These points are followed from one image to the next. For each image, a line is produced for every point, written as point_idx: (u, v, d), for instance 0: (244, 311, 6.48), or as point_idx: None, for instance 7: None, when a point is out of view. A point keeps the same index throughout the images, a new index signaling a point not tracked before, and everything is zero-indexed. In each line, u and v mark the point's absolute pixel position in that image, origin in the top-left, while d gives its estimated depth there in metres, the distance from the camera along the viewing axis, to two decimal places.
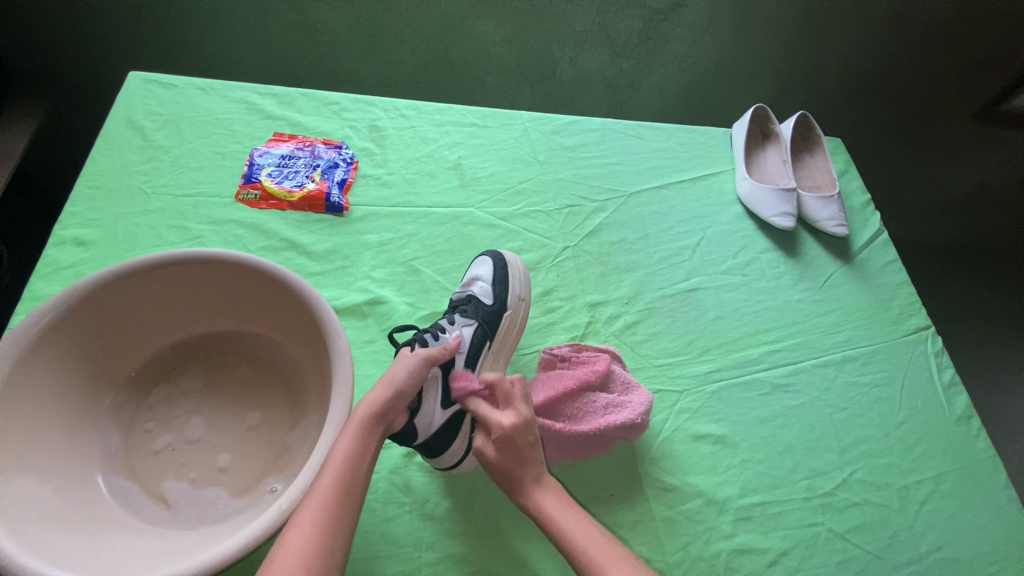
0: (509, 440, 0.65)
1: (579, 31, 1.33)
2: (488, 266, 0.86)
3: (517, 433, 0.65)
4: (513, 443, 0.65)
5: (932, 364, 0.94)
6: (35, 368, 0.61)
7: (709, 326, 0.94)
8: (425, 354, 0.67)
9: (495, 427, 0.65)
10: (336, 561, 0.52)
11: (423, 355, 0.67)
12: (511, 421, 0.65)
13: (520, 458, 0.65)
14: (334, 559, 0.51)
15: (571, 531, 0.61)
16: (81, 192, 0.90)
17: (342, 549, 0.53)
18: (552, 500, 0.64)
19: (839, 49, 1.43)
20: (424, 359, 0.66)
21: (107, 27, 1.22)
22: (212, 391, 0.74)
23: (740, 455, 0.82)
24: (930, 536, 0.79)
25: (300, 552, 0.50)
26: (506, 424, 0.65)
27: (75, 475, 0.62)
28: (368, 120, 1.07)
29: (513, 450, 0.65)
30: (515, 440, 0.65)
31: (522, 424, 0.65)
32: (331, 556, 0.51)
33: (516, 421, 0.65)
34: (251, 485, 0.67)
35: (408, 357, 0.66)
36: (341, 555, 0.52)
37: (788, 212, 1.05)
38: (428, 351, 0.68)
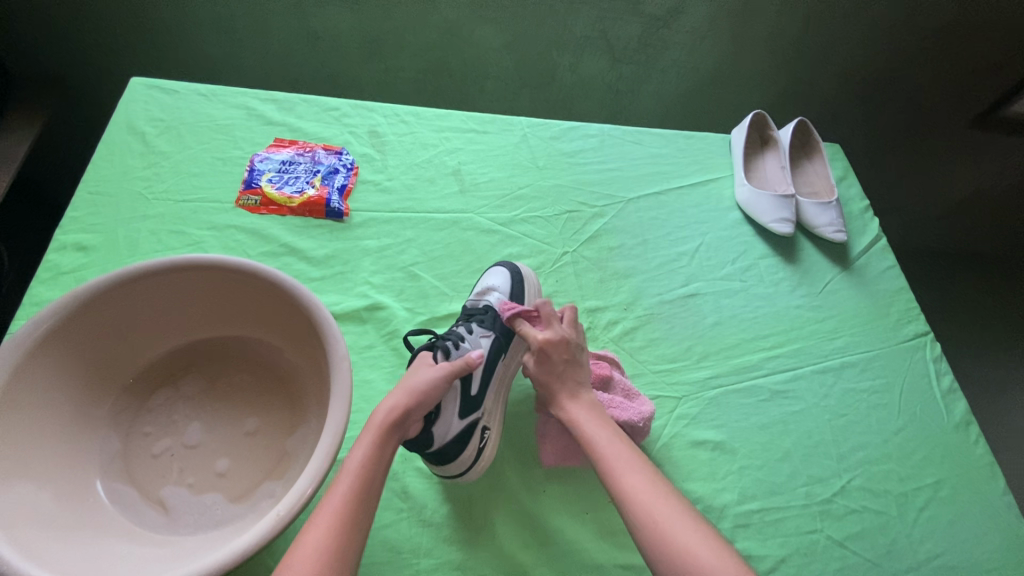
0: (546, 354, 0.71)
1: (578, 36, 1.33)
2: (500, 277, 0.86)
3: (552, 348, 0.71)
4: (551, 360, 0.71)
5: (931, 370, 0.94)
6: (36, 374, 0.61)
7: (707, 332, 0.94)
8: (449, 366, 0.67)
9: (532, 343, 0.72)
10: (349, 565, 0.52)
11: (447, 367, 0.67)
12: (546, 337, 0.71)
13: (556, 372, 0.71)
14: (347, 563, 0.52)
15: (598, 439, 0.66)
16: (82, 198, 0.90)
17: (356, 553, 0.53)
18: (589, 416, 0.68)
19: (836, 55, 1.44)
20: (448, 370, 0.66)
21: (108, 34, 1.23)
22: (213, 396, 0.74)
23: (739, 462, 0.82)
24: (929, 543, 0.79)
25: (314, 555, 0.50)
26: (542, 340, 0.71)
27: (73, 479, 0.62)
28: (368, 126, 1.08)
29: (552, 367, 0.71)
30: (550, 353, 0.71)
31: (559, 340, 0.71)
32: (345, 561, 0.52)
33: (554, 337, 0.71)
34: (249, 491, 0.67)
35: (432, 367, 0.67)
36: (354, 560, 0.53)
37: (787, 218, 1.05)
38: (452, 363, 0.68)
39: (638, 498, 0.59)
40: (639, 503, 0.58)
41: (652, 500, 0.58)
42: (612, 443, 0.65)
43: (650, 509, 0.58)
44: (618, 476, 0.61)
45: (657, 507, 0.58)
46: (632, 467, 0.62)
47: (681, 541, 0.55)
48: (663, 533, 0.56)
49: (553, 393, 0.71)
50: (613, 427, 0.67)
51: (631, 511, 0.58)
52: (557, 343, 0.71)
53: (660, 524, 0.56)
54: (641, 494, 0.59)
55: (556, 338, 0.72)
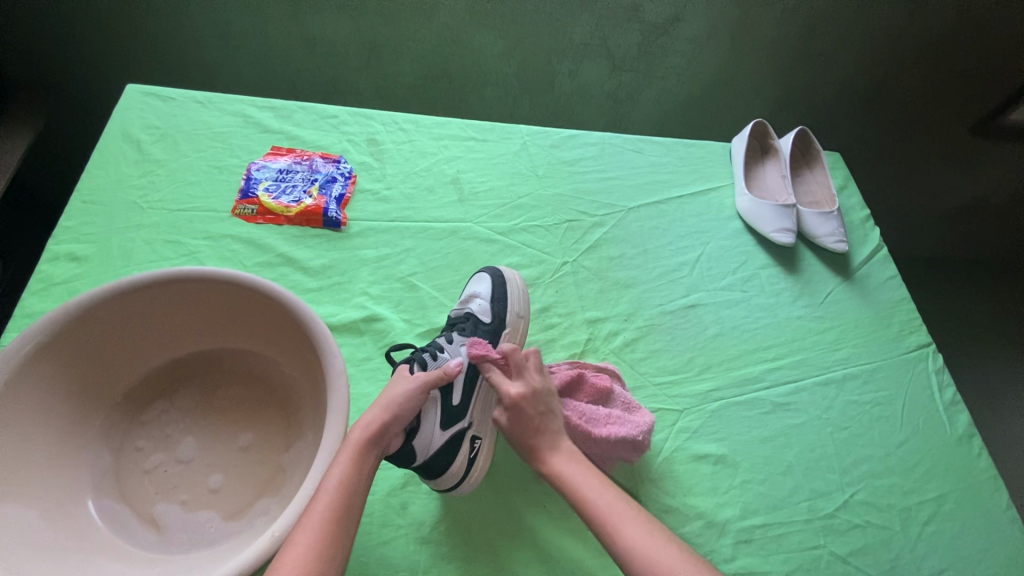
0: (519, 409, 0.68)
1: (579, 43, 1.33)
2: (485, 283, 0.85)
3: (526, 403, 0.68)
4: (524, 414, 0.68)
5: (933, 382, 0.93)
6: (25, 390, 0.60)
7: (707, 343, 0.93)
8: (425, 378, 0.66)
9: (504, 396, 0.68)
10: None
11: (422, 379, 0.66)
12: (518, 392, 0.68)
13: (532, 427, 0.68)
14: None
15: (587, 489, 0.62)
16: (76, 207, 0.89)
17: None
18: (572, 466, 0.65)
19: (837, 64, 1.43)
20: (424, 382, 0.65)
21: (104, 39, 1.22)
22: (207, 410, 0.73)
23: (741, 476, 0.81)
24: (932, 559, 0.78)
25: None
26: (514, 396, 0.68)
27: (64, 497, 0.61)
28: (367, 134, 1.07)
29: (525, 422, 0.68)
30: (525, 410, 0.68)
31: (530, 394, 0.68)
32: None
33: (524, 391, 0.68)
34: (243, 508, 0.65)
35: (408, 380, 0.66)
36: None
37: (787, 228, 1.04)
38: (428, 375, 0.67)
39: (640, 548, 0.56)
40: (638, 549, 0.56)
41: (657, 550, 0.56)
42: (599, 493, 0.62)
43: (652, 557, 0.55)
44: (613, 526, 0.59)
45: (659, 557, 0.55)
46: (624, 515, 0.59)
47: None
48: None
49: (529, 448, 0.68)
50: (596, 473, 0.65)
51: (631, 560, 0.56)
52: (528, 396, 0.68)
53: (666, 571, 0.54)
54: (638, 542, 0.57)
55: (527, 391, 0.69)
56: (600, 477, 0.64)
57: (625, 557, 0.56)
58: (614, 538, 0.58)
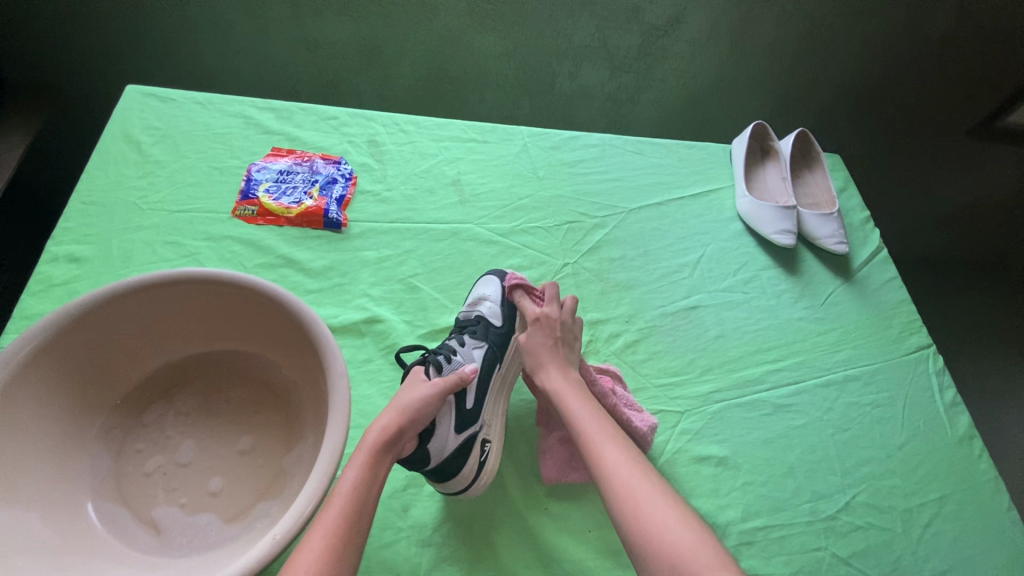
0: (540, 327, 0.76)
1: (578, 45, 1.33)
2: (493, 286, 0.85)
3: (547, 323, 0.76)
4: (544, 331, 0.75)
5: (934, 383, 0.93)
6: (23, 393, 0.59)
7: (709, 345, 0.93)
8: (442, 384, 0.66)
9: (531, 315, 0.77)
10: None
11: (439, 384, 0.66)
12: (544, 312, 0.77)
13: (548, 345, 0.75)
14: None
15: (577, 407, 0.68)
16: (75, 208, 0.89)
17: None
18: (570, 385, 0.71)
19: (837, 66, 1.44)
20: (441, 388, 0.66)
21: (102, 39, 1.22)
22: (206, 412, 0.72)
23: (742, 477, 0.81)
24: (935, 560, 0.78)
25: None
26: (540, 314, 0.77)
27: (61, 501, 0.60)
28: (367, 135, 1.07)
29: (545, 338, 0.75)
30: (545, 328, 0.76)
31: (553, 317, 0.77)
32: None
33: (550, 314, 0.77)
34: (244, 511, 0.65)
35: (425, 385, 0.66)
36: None
37: (789, 229, 1.04)
38: (444, 380, 0.67)
39: (611, 461, 0.61)
40: (614, 467, 0.60)
41: (625, 466, 0.60)
42: (591, 417, 0.66)
43: (622, 473, 0.60)
44: (595, 445, 0.63)
45: (628, 477, 0.59)
46: (608, 438, 0.64)
47: (649, 502, 0.57)
48: (624, 484, 0.59)
49: (539, 363, 0.74)
50: (591, 399, 0.70)
51: (603, 471, 0.60)
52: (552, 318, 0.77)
53: (629, 490, 0.58)
54: (615, 461, 0.61)
55: (552, 315, 0.77)
56: (594, 405, 0.68)
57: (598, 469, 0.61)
58: (593, 455, 0.62)
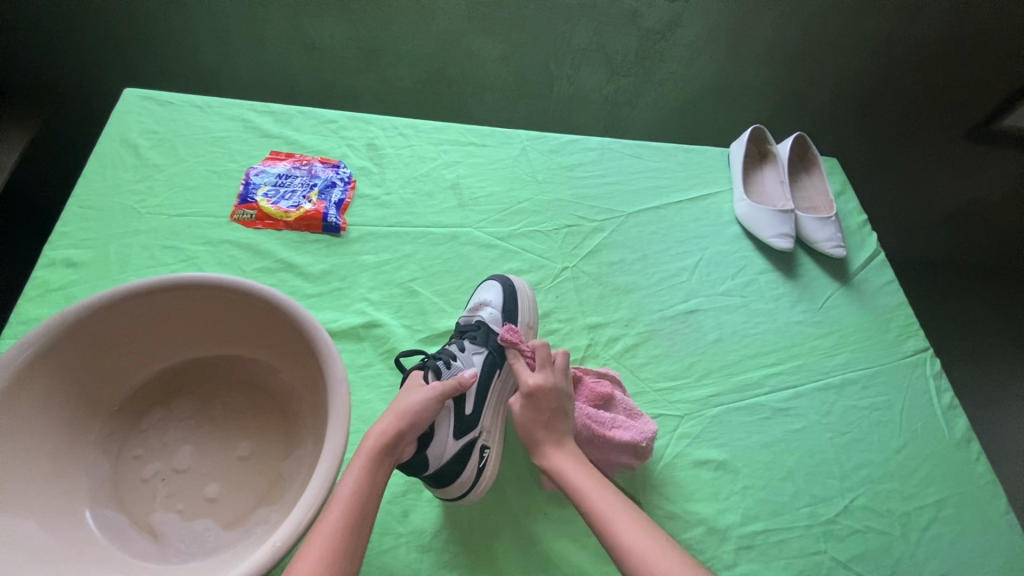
0: (535, 398, 0.70)
1: (576, 48, 1.33)
2: (494, 292, 0.85)
3: (541, 394, 0.70)
4: (536, 406, 0.69)
5: (931, 387, 0.94)
6: (21, 399, 0.59)
7: (708, 349, 0.93)
8: (440, 388, 0.66)
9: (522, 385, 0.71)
10: None
11: (438, 388, 0.66)
12: (537, 381, 0.70)
13: (544, 421, 0.69)
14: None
15: (586, 488, 0.64)
16: (72, 212, 0.89)
17: None
18: (573, 465, 0.66)
19: (833, 69, 1.44)
20: (440, 392, 0.66)
21: (99, 42, 1.22)
22: (204, 417, 0.72)
23: (742, 481, 0.81)
24: (933, 564, 0.78)
25: None
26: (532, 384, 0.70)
27: (59, 507, 0.60)
28: (366, 139, 1.07)
29: (537, 413, 0.69)
30: (540, 400, 0.70)
31: (547, 385, 0.70)
32: None
33: (543, 382, 0.70)
34: (242, 516, 0.65)
35: (425, 389, 0.66)
36: None
37: (787, 233, 1.04)
38: (443, 384, 0.67)
39: (634, 546, 0.57)
40: (637, 551, 0.56)
41: (649, 548, 0.56)
42: (601, 496, 0.62)
43: (650, 560, 0.55)
44: (613, 530, 0.59)
45: (656, 562, 0.55)
46: (625, 519, 0.59)
47: None
48: (654, 571, 0.55)
49: (535, 441, 0.69)
50: (596, 477, 0.66)
51: (627, 560, 0.56)
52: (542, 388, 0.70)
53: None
54: (637, 543, 0.57)
55: (546, 382, 0.71)
56: (600, 482, 0.65)
57: (622, 559, 0.57)
58: (612, 539, 0.58)
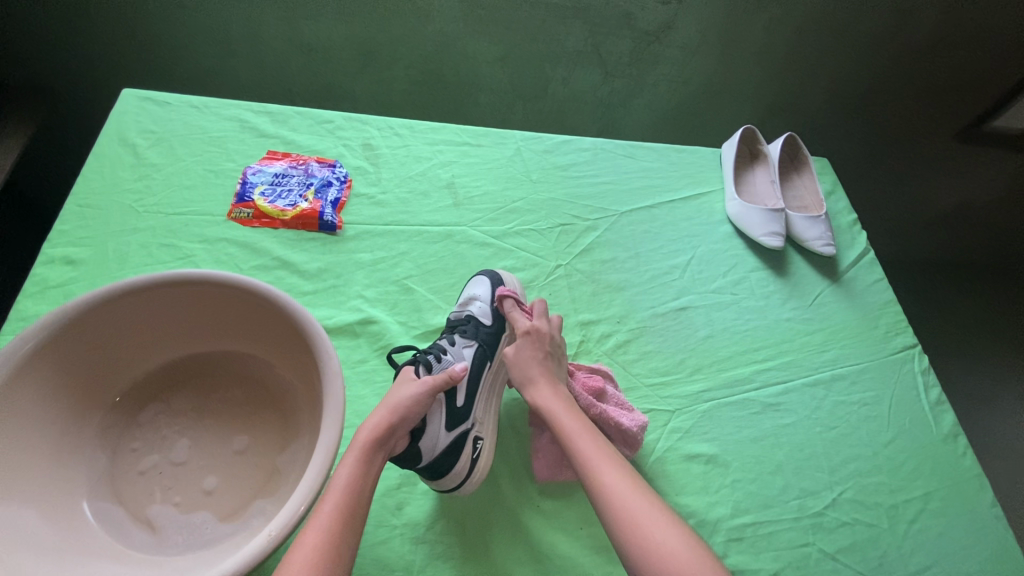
0: (532, 342, 0.76)
1: (571, 50, 1.35)
2: (483, 286, 0.86)
3: (537, 339, 0.76)
4: (535, 345, 0.75)
5: (919, 382, 0.95)
6: (21, 392, 0.60)
7: (699, 345, 0.95)
8: (431, 382, 0.67)
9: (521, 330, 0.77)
10: None
11: (428, 382, 0.67)
12: (535, 328, 0.77)
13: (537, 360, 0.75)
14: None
15: (569, 422, 0.68)
16: (71, 210, 0.90)
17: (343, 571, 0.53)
18: (560, 402, 0.71)
19: (824, 71, 1.46)
20: (430, 386, 0.67)
21: (98, 43, 1.23)
22: (202, 412, 0.73)
23: (732, 475, 0.82)
24: (919, 555, 0.79)
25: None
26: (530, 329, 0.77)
27: (58, 499, 0.61)
28: (362, 139, 1.08)
29: (534, 355, 0.75)
30: (535, 344, 0.76)
31: (542, 333, 0.77)
32: None
33: (541, 330, 0.77)
34: (238, 509, 0.65)
35: (415, 383, 0.67)
36: None
37: (777, 231, 1.06)
38: (434, 378, 0.68)
39: (609, 475, 0.61)
40: (614, 488, 0.60)
41: (622, 480, 0.61)
42: (584, 435, 0.66)
43: (623, 497, 0.59)
44: (592, 467, 0.62)
45: (630, 500, 0.59)
46: (603, 452, 0.64)
47: (651, 519, 0.57)
48: (625, 499, 0.59)
49: (529, 374, 0.73)
50: (581, 415, 0.70)
51: (602, 493, 0.60)
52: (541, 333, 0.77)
53: (630, 512, 0.58)
54: (615, 481, 0.61)
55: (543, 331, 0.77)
56: (583, 419, 0.69)
57: (597, 492, 0.61)
58: (589, 474, 0.62)
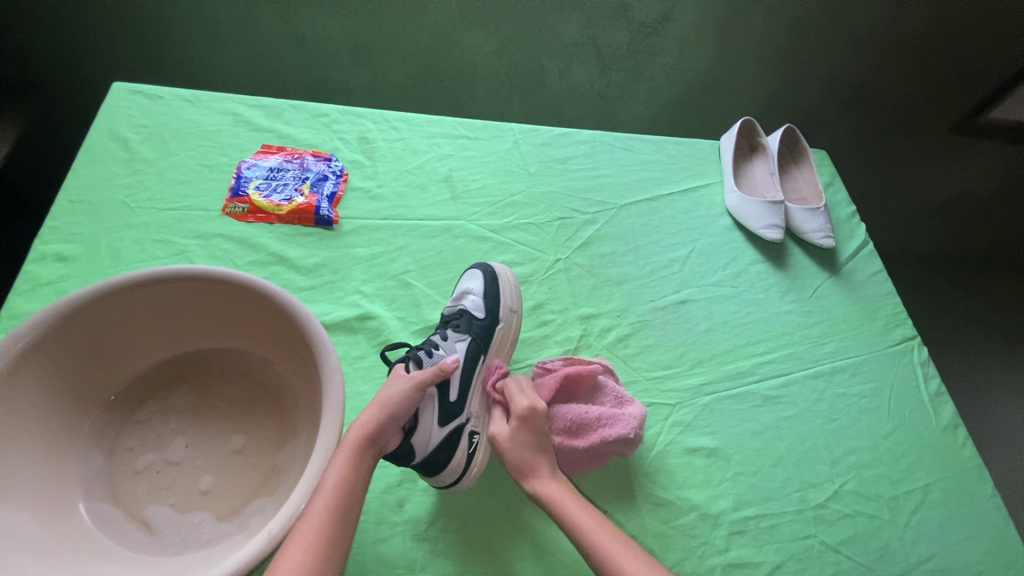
0: (530, 422, 0.70)
1: (568, 43, 1.34)
2: (478, 280, 0.85)
3: (535, 418, 0.70)
4: (530, 432, 0.69)
5: (918, 373, 0.95)
6: (13, 393, 0.59)
7: (700, 339, 0.94)
8: (420, 378, 0.67)
9: (517, 409, 0.70)
10: None
11: (418, 379, 0.66)
12: (530, 406, 0.70)
13: (535, 444, 0.69)
14: None
15: (580, 516, 0.63)
16: (62, 207, 0.88)
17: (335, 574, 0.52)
18: (562, 492, 0.66)
19: (822, 62, 1.45)
20: (420, 381, 0.66)
21: (87, 36, 1.21)
22: (198, 410, 0.72)
23: (733, 468, 0.82)
24: (921, 546, 0.79)
25: None
26: (527, 407, 0.70)
27: (52, 499, 0.60)
28: (358, 132, 1.07)
29: (532, 437, 0.69)
30: (535, 423, 0.70)
31: (537, 411, 0.71)
32: None
33: (536, 408, 0.71)
34: (237, 508, 0.65)
35: (405, 380, 0.66)
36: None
37: (776, 224, 1.06)
38: (423, 373, 0.68)
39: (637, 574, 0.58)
40: None
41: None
42: (604, 535, 0.62)
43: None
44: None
45: None
46: (625, 552, 0.60)
47: None
48: None
49: (529, 467, 0.68)
50: (587, 504, 0.66)
51: None
52: (533, 414, 0.70)
53: None
54: None
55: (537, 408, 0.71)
56: (591, 508, 0.65)
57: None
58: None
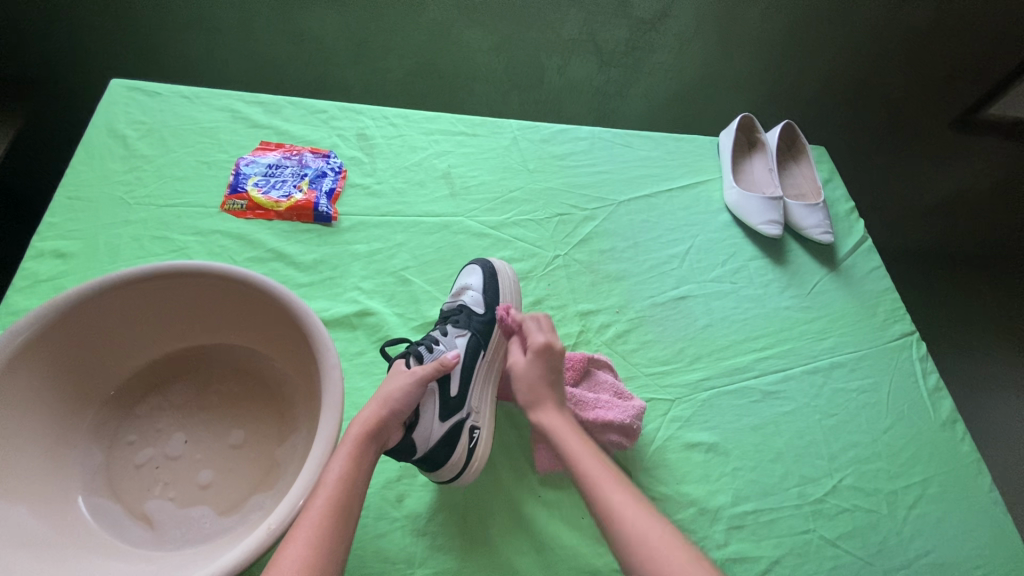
0: (541, 355, 0.72)
1: (567, 38, 1.33)
2: (476, 276, 0.85)
3: (547, 352, 0.72)
4: (543, 364, 0.71)
5: (917, 368, 0.95)
6: (13, 387, 0.59)
7: (699, 334, 0.94)
8: (421, 372, 0.66)
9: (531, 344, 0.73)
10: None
11: (419, 373, 0.66)
12: (544, 340, 0.73)
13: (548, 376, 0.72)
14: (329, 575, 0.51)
15: (573, 444, 0.66)
16: (60, 203, 0.88)
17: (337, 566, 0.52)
18: (562, 422, 0.69)
19: (820, 58, 1.45)
20: (421, 376, 0.66)
21: (84, 32, 1.20)
22: (197, 405, 0.72)
23: (732, 463, 0.82)
24: (919, 540, 0.79)
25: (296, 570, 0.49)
26: (539, 342, 0.73)
27: (52, 493, 0.60)
28: (357, 129, 1.07)
29: (544, 370, 0.72)
30: (546, 356, 0.72)
31: (550, 348, 0.73)
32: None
33: (550, 345, 0.73)
34: (237, 503, 0.65)
35: (405, 375, 0.67)
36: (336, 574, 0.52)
37: (775, 220, 1.06)
38: (423, 368, 0.67)
39: (613, 499, 0.60)
40: (624, 518, 0.58)
41: (631, 512, 0.58)
42: (592, 461, 0.64)
43: (638, 526, 0.57)
44: (601, 499, 0.60)
45: (640, 530, 0.57)
46: (609, 480, 0.62)
47: (660, 549, 0.55)
48: (635, 529, 0.57)
49: (537, 398, 0.71)
50: (585, 436, 0.68)
51: (616, 525, 0.58)
52: (546, 350, 0.73)
53: (645, 545, 0.55)
54: (625, 510, 0.59)
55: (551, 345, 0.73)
56: (588, 441, 0.67)
57: (608, 523, 0.59)
58: (600, 506, 0.60)
